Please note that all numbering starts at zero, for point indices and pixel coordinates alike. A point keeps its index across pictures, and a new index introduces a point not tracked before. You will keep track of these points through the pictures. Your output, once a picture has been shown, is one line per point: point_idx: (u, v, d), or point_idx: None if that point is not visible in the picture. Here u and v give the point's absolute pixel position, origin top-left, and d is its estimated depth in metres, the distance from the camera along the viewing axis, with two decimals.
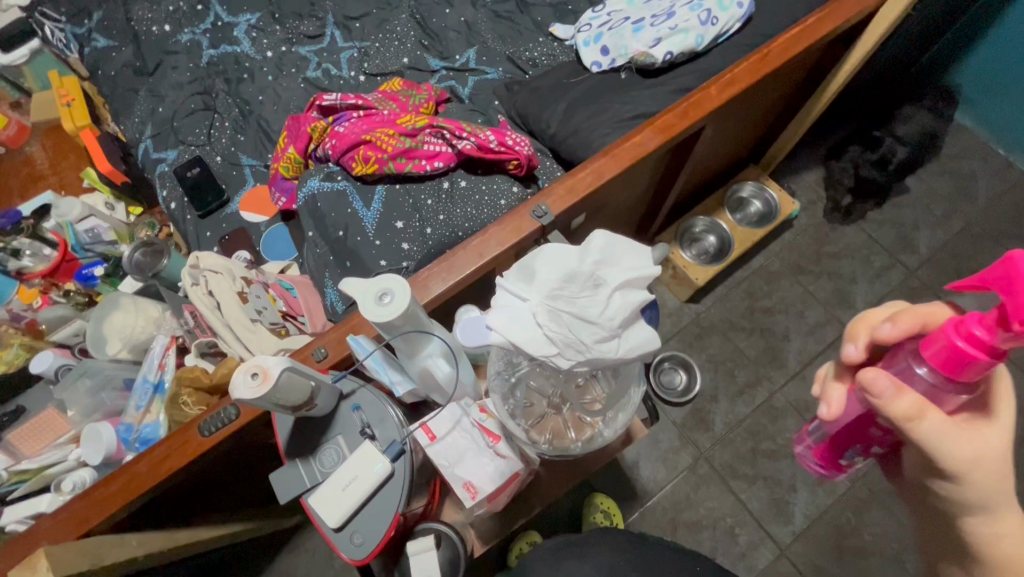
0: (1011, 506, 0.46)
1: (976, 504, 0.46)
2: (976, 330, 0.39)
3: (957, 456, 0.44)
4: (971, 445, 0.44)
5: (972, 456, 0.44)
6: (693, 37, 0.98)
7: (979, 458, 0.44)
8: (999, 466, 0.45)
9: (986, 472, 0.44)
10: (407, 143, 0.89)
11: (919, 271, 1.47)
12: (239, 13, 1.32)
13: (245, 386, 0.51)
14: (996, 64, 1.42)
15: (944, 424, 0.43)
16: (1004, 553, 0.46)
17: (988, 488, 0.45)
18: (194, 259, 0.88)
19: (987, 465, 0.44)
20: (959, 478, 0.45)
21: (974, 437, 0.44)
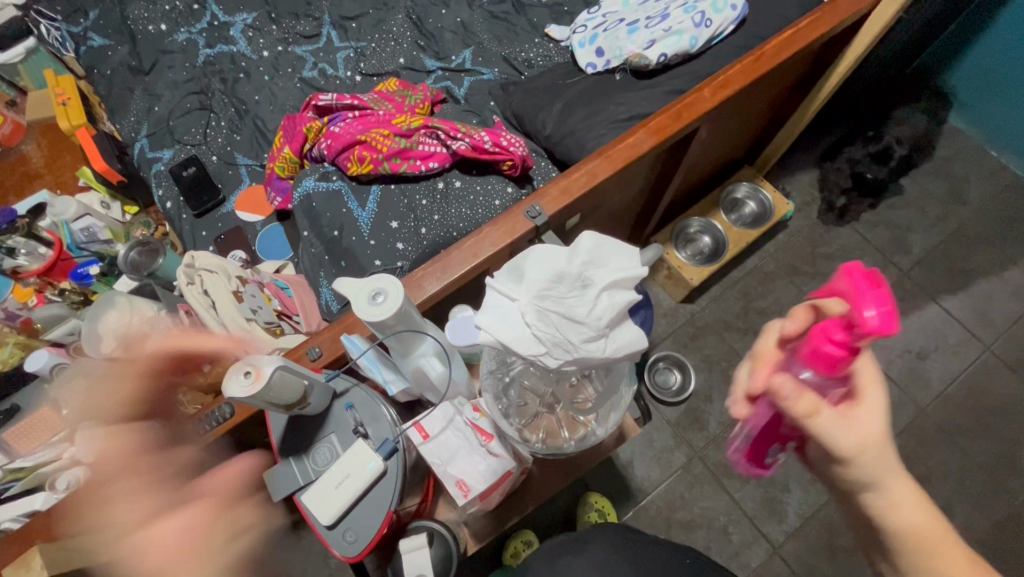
0: (899, 477, 0.47)
1: (867, 483, 0.48)
2: (837, 334, 0.43)
3: (836, 440, 0.46)
4: (842, 429, 0.46)
5: (846, 441, 0.46)
6: (686, 39, 0.99)
7: (855, 439, 0.46)
8: (876, 443, 0.47)
9: (866, 450, 0.46)
10: (402, 143, 0.90)
11: (912, 272, 1.48)
12: (235, 12, 1.32)
13: (238, 384, 0.51)
14: (989, 67, 1.43)
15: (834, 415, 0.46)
16: (905, 526, 0.47)
17: (872, 464, 0.47)
18: (189, 258, 0.88)
19: (864, 444, 0.46)
20: (844, 462, 0.47)
21: (846, 421, 0.47)
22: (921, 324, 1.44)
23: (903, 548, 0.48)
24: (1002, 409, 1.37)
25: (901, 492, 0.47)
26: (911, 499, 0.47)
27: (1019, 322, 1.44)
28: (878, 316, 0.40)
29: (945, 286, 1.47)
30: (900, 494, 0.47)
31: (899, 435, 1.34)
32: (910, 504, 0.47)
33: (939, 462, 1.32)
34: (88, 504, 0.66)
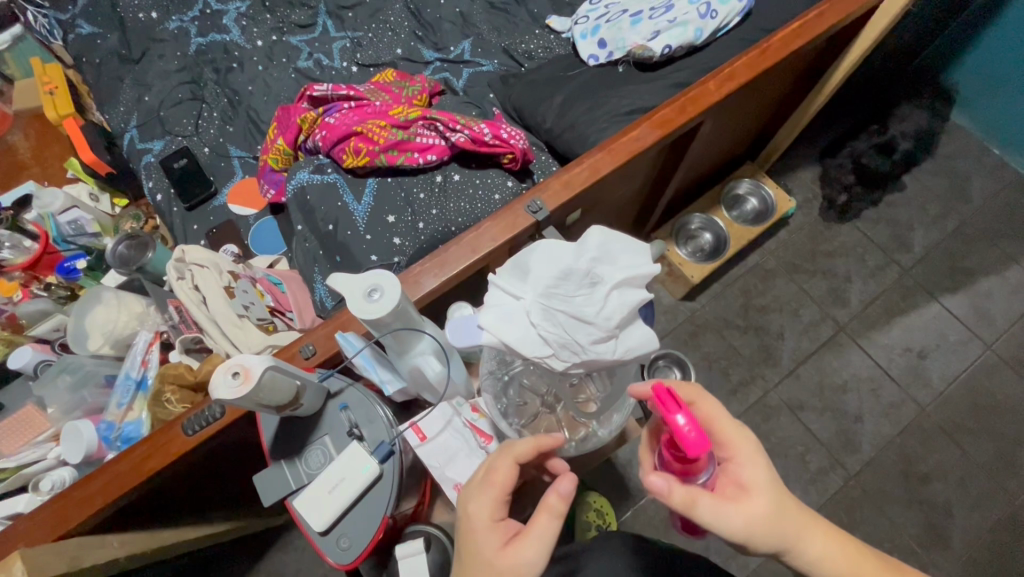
0: (808, 534, 0.52)
1: (783, 548, 0.52)
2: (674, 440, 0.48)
3: (734, 524, 0.50)
4: (735, 513, 0.50)
5: (743, 522, 0.50)
6: (691, 30, 0.96)
7: (752, 518, 0.50)
8: (773, 512, 0.51)
9: (763, 525, 0.50)
10: (399, 135, 0.87)
11: (914, 270, 1.47)
12: (228, 0, 1.28)
13: (226, 386, 0.49)
14: (993, 64, 1.41)
15: (711, 503, 0.49)
16: (833, 573, 0.52)
17: (774, 535, 0.51)
18: (179, 253, 0.86)
19: (762, 519, 0.50)
20: (751, 540, 0.51)
21: (736, 504, 0.50)
22: (923, 323, 1.43)
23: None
24: (1002, 409, 1.36)
25: (813, 547, 0.52)
26: (824, 548, 0.52)
27: (1020, 321, 1.43)
28: (689, 424, 0.46)
29: (947, 285, 1.46)
30: (815, 548, 0.52)
31: (900, 435, 1.33)
32: (825, 554, 0.52)
33: (940, 462, 1.31)
34: (73, 507, 0.63)
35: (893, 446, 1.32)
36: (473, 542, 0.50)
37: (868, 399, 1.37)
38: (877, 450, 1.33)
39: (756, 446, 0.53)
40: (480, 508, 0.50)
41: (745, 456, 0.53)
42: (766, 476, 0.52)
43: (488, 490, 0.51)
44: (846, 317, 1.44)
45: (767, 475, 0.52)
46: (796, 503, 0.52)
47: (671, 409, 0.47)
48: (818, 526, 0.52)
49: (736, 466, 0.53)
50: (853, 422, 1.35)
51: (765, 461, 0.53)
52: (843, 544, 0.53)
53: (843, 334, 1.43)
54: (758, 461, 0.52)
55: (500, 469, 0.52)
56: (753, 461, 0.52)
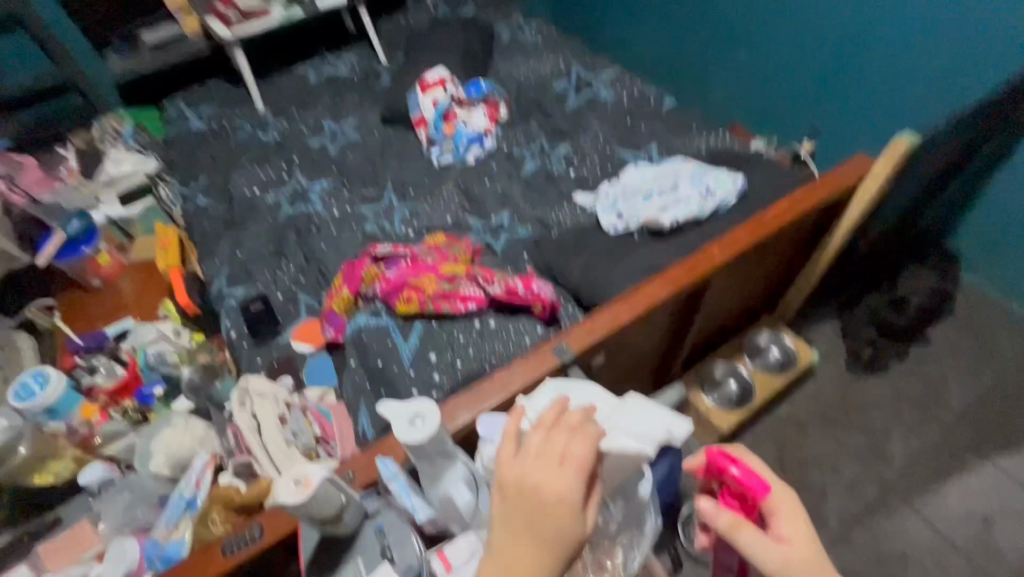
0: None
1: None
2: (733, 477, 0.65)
3: (770, 559, 0.59)
4: (773, 548, 0.59)
5: (781, 559, 0.58)
6: (694, 207, 1.15)
7: (790, 560, 0.58)
8: (811, 563, 0.58)
9: (801, 565, 0.58)
10: (446, 287, 1.02)
11: (956, 427, 1.43)
12: (316, 181, 1.60)
13: (288, 492, 0.55)
14: (987, 237, 1.52)
15: (755, 533, 0.60)
16: None
17: None
18: (244, 383, 0.98)
19: (800, 565, 0.58)
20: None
21: (776, 542, 0.60)
22: (980, 485, 1.35)
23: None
24: None
25: None
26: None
27: None
28: (741, 471, 0.64)
29: (997, 444, 1.40)
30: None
31: None
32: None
33: None
34: None
35: None
36: (549, 516, 0.51)
37: (935, 572, 1.24)
38: None
39: (799, 508, 0.62)
40: (566, 488, 0.52)
41: (791, 513, 0.62)
42: (809, 528, 0.61)
43: (563, 467, 0.53)
44: (892, 475, 1.37)
45: (805, 529, 0.61)
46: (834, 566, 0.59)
47: (725, 460, 0.66)
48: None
49: (779, 519, 0.61)
50: None
51: (806, 520, 0.61)
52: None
53: (892, 495, 1.35)
54: (799, 520, 0.61)
55: (571, 451, 0.54)
56: (795, 517, 0.61)
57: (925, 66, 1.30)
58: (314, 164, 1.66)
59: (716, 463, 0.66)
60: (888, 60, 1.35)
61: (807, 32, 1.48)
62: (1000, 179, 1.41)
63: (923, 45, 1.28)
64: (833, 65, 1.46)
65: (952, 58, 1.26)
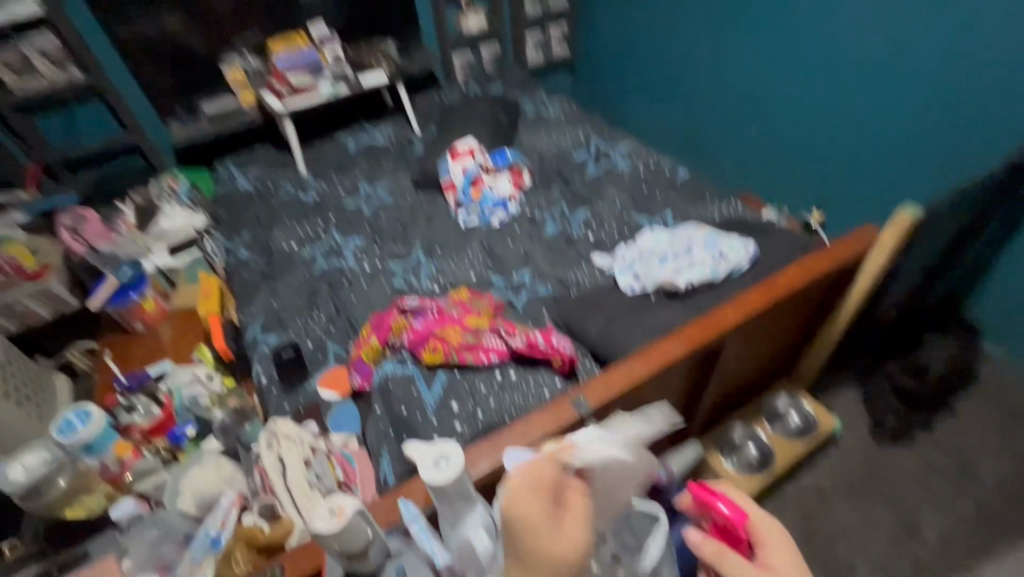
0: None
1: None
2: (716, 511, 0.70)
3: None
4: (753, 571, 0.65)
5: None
6: (709, 270, 1.21)
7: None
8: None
9: None
10: (470, 339, 1.08)
11: (990, 504, 1.38)
12: (350, 238, 1.72)
13: (323, 520, 0.58)
14: (1005, 307, 1.53)
15: (737, 558, 0.66)
16: None
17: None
18: (273, 425, 1.02)
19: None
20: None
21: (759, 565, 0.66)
22: (1018, 568, 1.28)
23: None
24: None
25: None
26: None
27: None
28: (723, 504, 0.70)
29: None
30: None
31: None
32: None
33: None
34: None
35: None
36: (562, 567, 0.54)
37: None
38: None
39: (785, 536, 0.68)
40: (576, 534, 0.56)
41: (773, 538, 0.67)
42: (792, 552, 0.66)
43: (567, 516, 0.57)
44: (925, 555, 1.32)
45: (789, 555, 0.66)
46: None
47: (713, 499, 0.70)
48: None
49: (764, 546, 0.67)
50: None
51: (791, 548, 0.67)
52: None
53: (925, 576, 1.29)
54: (781, 545, 0.67)
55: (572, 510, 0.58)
56: (779, 544, 0.67)
57: (929, 147, 1.41)
58: (349, 222, 1.78)
59: (700, 502, 0.70)
60: (903, 142, 1.46)
61: (819, 115, 1.62)
62: (1010, 252, 1.45)
63: (926, 129, 1.40)
64: (846, 144, 1.59)
65: (953, 141, 1.36)
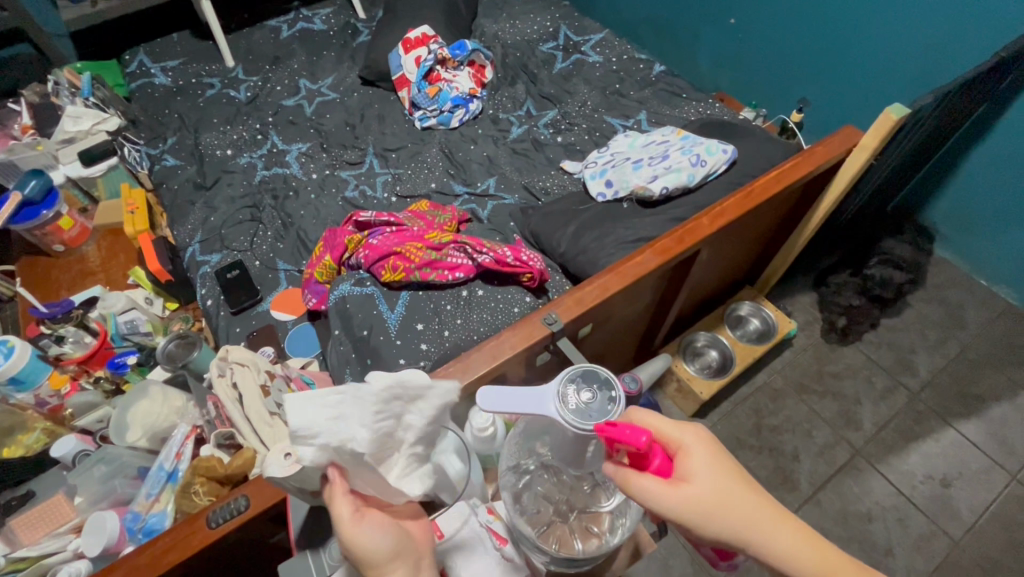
0: (772, 525, 0.47)
1: (747, 542, 0.48)
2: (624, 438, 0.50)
3: (669, 507, 0.49)
4: (673, 495, 0.49)
5: (679, 503, 0.48)
6: (685, 175, 1.13)
7: (695, 501, 0.48)
8: (718, 491, 0.49)
9: (711, 507, 0.48)
10: (432, 255, 1.00)
11: (922, 394, 1.49)
12: (292, 143, 1.53)
13: (278, 465, 0.53)
14: (962, 209, 1.54)
15: (650, 482, 0.49)
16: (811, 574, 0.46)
17: (729, 518, 0.48)
18: (223, 351, 0.94)
19: (709, 500, 0.48)
20: (697, 524, 0.48)
21: (680, 487, 0.49)
22: (940, 449, 1.41)
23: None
24: None
25: (781, 539, 0.47)
26: (796, 547, 0.46)
27: None
28: (633, 433, 0.49)
29: (959, 410, 1.46)
30: (783, 542, 0.47)
31: (936, 572, 1.25)
32: (798, 556, 0.46)
33: None
34: None
35: None
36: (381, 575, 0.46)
37: (896, 529, 1.31)
38: None
39: (703, 436, 0.52)
40: (371, 539, 0.47)
41: (692, 442, 0.52)
42: (716, 460, 0.50)
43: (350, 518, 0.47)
44: (860, 440, 1.43)
45: (709, 458, 0.51)
46: (751, 490, 0.49)
47: (624, 430, 0.50)
48: (785, 519, 0.48)
49: (684, 459, 0.51)
50: (883, 555, 1.28)
51: (711, 446, 0.52)
52: (824, 547, 0.47)
53: (859, 459, 1.41)
54: (703, 453, 0.51)
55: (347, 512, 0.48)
56: (699, 448, 0.51)
57: (918, 40, 1.26)
58: (290, 125, 1.58)
59: (608, 437, 0.50)
60: (884, 40, 1.32)
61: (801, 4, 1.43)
62: (979, 151, 1.43)
63: (917, 19, 1.24)
64: (830, 38, 1.41)
65: (946, 31, 1.22)
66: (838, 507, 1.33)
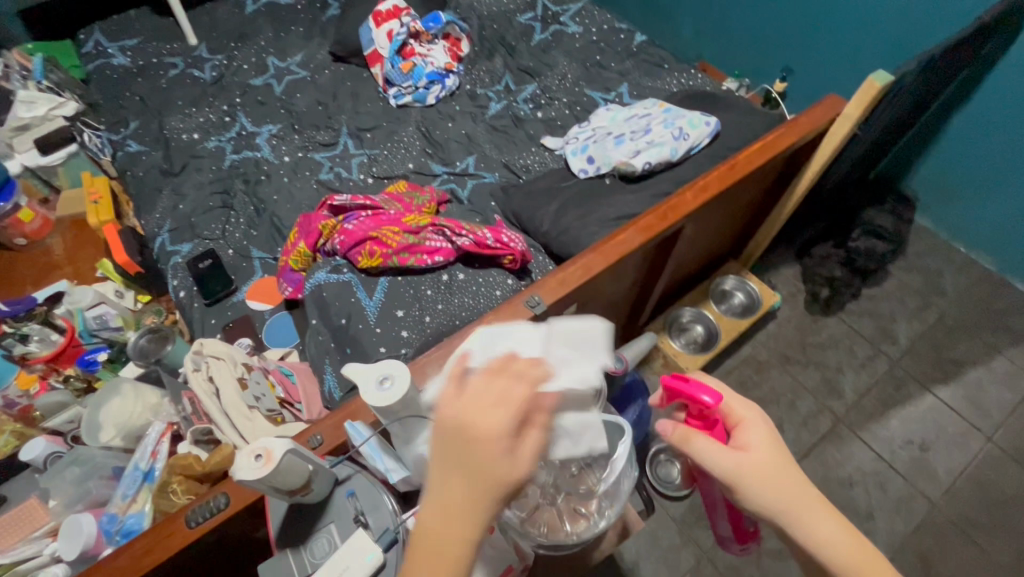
0: (813, 510, 0.51)
1: (787, 518, 0.52)
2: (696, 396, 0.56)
3: (724, 466, 0.53)
4: (730, 454, 0.53)
5: (734, 465, 0.53)
6: (667, 149, 1.11)
7: (748, 467, 0.53)
8: (771, 468, 0.53)
9: (762, 475, 0.53)
10: (410, 239, 0.97)
11: (902, 361, 1.51)
12: (262, 125, 1.47)
13: (248, 467, 0.53)
14: (943, 176, 1.54)
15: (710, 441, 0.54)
16: (841, 557, 0.50)
17: (775, 490, 0.52)
18: (198, 345, 0.91)
19: (762, 471, 0.53)
20: (745, 490, 0.53)
21: (735, 452, 0.54)
22: (920, 414, 1.44)
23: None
24: (1013, 503, 1.32)
25: (818, 523, 0.51)
26: (833, 532, 0.51)
27: (1016, 412, 1.43)
28: (705, 393, 0.56)
29: (937, 376, 1.49)
30: (821, 526, 0.51)
31: (915, 533, 1.29)
32: (834, 538, 0.50)
33: (961, 565, 1.25)
34: None
35: (908, 546, 1.27)
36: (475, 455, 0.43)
37: (876, 494, 1.34)
38: (894, 551, 1.27)
39: (764, 418, 0.57)
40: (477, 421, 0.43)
41: (754, 419, 0.57)
42: (772, 437, 0.55)
43: (489, 409, 0.43)
44: (842, 409, 1.45)
45: (769, 436, 0.55)
46: (801, 474, 0.54)
47: (695, 387, 0.56)
48: (825, 507, 0.52)
49: (741, 432, 0.56)
50: (864, 519, 1.31)
51: (768, 427, 0.56)
52: (859, 538, 0.51)
53: (841, 427, 1.43)
54: (760, 428, 0.56)
55: (502, 396, 0.44)
56: (758, 426, 0.56)
57: (901, 3, 1.23)
58: (259, 105, 1.52)
59: (678, 390, 0.57)
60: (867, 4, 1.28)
61: None
62: (960, 118, 1.42)
63: None
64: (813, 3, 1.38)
65: None
66: (821, 475, 1.35)
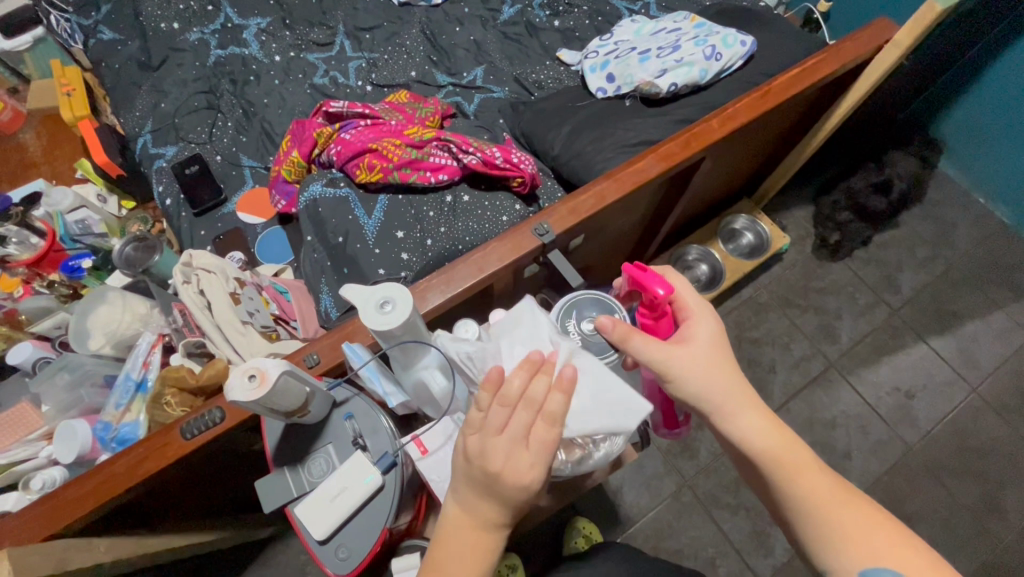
0: (742, 405, 0.53)
1: (716, 409, 0.53)
2: (658, 293, 0.54)
3: (662, 360, 0.52)
4: (666, 347, 0.53)
5: (669, 358, 0.52)
6: (696, 70, 1.01)
7: (684, 359, 0.52)
8: (707, 362, 0.53)
9: (697, 367, 0.52)
10: (413, 154, 0.90)
11: (902, 310, 1.50)
12: (249, 17, 1.32)
13: (242, 388, 0.51)
14: (978, 120, 1.44)
15: (646, 339, 0.53)
16: (761, 450, 0.52)
17: (706, 383, 0.52)
18: (186, 257, 0.86)
19: (699, 364, 0.53)
20: (678, 380, 0.52)
21: (673, 346, 0.53)
22: (910, 362, 1.45)
23: (768, 476, 0.52)
24: (985, 451, 1.37)
25: (743, 417, 0.52)
26: (759, 428, 0.52)
27: (1005, 365, 1.45)
28: (666, 291, 0.54)
29: (934, 327, 1.48)
30: (747, 419, 0.52)
31: (888, 472, 1.34)
32: (756, 431, 0.52)
33: (925, 504, 1.32)
34: (64, 506, 0.61)
35: (880, 484, 1.33)
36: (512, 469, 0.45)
37: (857, 435, 1.38)
38: (864, 487, 1.34)
39: (712, 311, 0.56)
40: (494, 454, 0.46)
41: (702, 314, 0.56)
42: (714, 334, 0.55)
43: (502, 441, 0.46)
44: (835, 354, 1.46)
45: (716, 332, 0.55)
46: (737, 372, 0.54)
47: (650, 279, 0.55)
48: (757, 405, 0.53)
49: (688, 326, 0.55)
50: (842, 457, 1.36)
51: (716, 323, 0.56)
52: (782, 434, 0.53)
53: (833, 372, 1.45)
54: (705, 323, 0.55)
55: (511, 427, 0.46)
56: (705, 321, 0.55)
57: None
58: None
59: (635, 280, 0.56)
60: None
61: None
62: (1006, 58, 1.30)
63: None
64: None
65: None
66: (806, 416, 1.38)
